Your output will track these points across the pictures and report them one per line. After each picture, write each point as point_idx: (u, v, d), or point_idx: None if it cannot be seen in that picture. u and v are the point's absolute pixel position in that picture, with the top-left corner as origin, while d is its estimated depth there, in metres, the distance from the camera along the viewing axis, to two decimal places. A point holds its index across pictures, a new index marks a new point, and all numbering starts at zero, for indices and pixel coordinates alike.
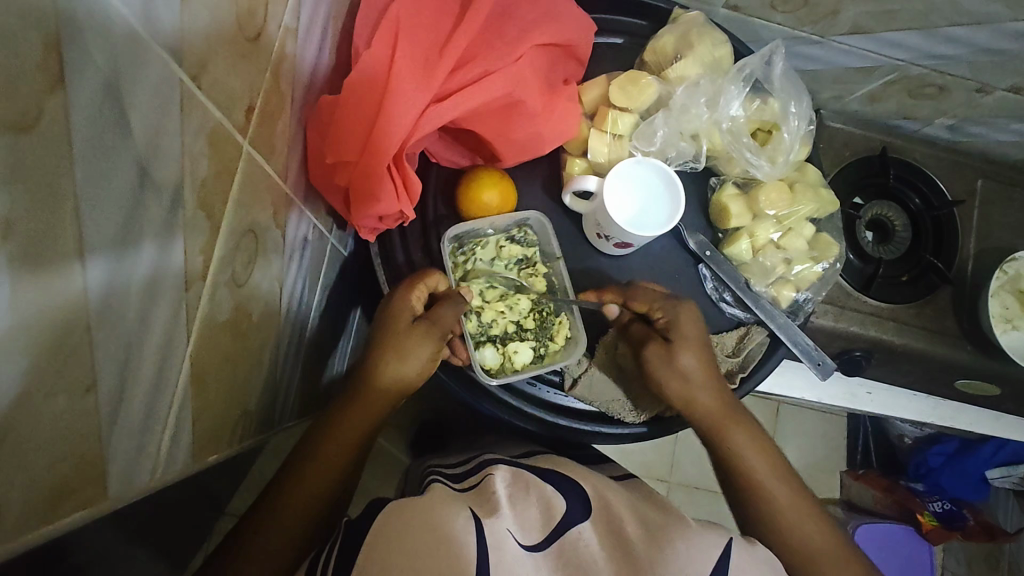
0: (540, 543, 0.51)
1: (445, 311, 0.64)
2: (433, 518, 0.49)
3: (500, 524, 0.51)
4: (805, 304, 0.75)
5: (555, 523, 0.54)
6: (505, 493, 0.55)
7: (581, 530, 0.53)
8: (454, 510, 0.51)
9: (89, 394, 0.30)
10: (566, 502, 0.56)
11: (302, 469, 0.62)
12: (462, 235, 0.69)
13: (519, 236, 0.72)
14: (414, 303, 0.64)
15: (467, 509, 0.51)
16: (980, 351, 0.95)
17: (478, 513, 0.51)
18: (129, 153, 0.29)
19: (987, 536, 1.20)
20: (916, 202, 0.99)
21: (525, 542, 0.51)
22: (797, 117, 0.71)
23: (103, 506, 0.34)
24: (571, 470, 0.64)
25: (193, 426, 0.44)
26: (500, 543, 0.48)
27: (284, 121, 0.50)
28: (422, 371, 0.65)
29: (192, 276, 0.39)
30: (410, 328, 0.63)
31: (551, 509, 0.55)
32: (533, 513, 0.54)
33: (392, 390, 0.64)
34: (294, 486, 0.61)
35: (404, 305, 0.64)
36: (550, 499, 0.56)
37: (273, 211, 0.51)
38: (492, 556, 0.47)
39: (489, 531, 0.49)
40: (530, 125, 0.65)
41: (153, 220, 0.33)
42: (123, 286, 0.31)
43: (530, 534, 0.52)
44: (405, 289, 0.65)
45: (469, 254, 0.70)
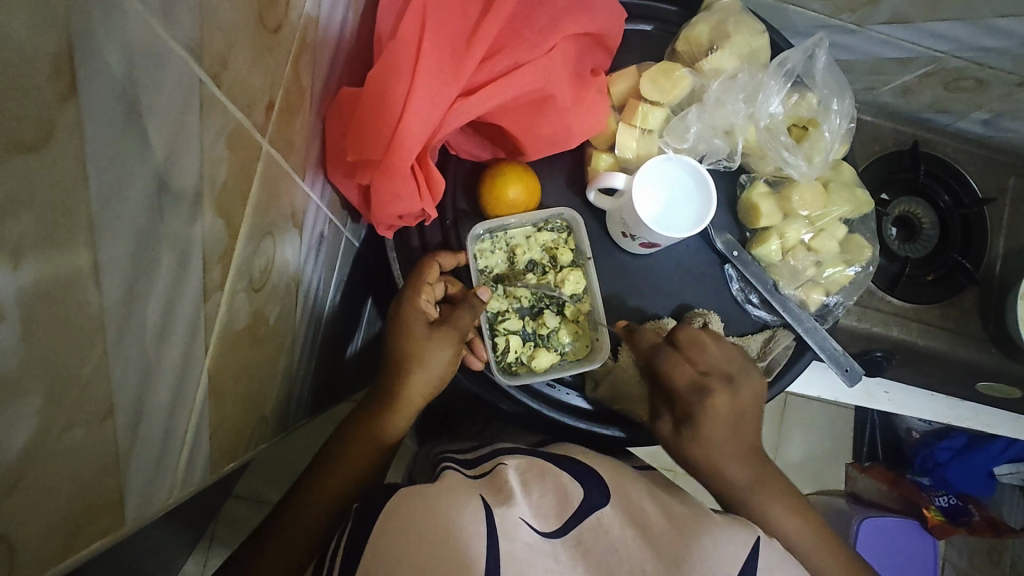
0: (556, 530, 0.48)
1: (462, 316, 0.63)
2: (440, 507, 0.46)
3: (513, 512, 0.47)
4: (834, 308, 0.73)
5: (571, 511, 0.50)
6: (518, 477, 0.52)
7: (601, 517, 0.50)
8: (464, 497, 0.47)
9: (108, 421, 0.28)
10: (584, 489, 0.53)
11: (327, 470, 0.60)
12: (491, 230, 0.67)
13: (552, 232, 0.69)
14: (425, 307, 0.62)
15: (477, 497, 0.48)
16: (1005, 354, 0.91)
17: (489, 500, 0.48)
18: (147, 162, 0.27)
19: (992, 531, 1.17)
20: (945, 199, 0.95)
21: (542, 530, 0.47)
22: (839, 114, 0.69)
23: (125, 530, 0.32)
24: (590, 456, 0.61)
25: (211, 435, 0.42)
26: (510, 532, 0.45)
27: (304, 117, 0.48)
28: (440, 378, 0.63)
29: (211, 286, 0.36)
30: (425, 334, 0.61)
31: (567, 495, 0.52)
32: (550, 500, 0.51)
33: (410, 397, 0.62)
34: (312, 492, 0.59)
35: (416, 308, 0.62)
36: (565, 485, 0.53)
37: (290, 209, 0.49)
38: (502, 546, 0.44)
39: (498, 521, 0.45)
40: (559, 120, 0.62)
41: (172, 231, 0.30)
42: (142, 305, 0.29)
43: (546, 521, 0.48)
44: (413, 291, 0.62)
45: (497, 247, 0.68)
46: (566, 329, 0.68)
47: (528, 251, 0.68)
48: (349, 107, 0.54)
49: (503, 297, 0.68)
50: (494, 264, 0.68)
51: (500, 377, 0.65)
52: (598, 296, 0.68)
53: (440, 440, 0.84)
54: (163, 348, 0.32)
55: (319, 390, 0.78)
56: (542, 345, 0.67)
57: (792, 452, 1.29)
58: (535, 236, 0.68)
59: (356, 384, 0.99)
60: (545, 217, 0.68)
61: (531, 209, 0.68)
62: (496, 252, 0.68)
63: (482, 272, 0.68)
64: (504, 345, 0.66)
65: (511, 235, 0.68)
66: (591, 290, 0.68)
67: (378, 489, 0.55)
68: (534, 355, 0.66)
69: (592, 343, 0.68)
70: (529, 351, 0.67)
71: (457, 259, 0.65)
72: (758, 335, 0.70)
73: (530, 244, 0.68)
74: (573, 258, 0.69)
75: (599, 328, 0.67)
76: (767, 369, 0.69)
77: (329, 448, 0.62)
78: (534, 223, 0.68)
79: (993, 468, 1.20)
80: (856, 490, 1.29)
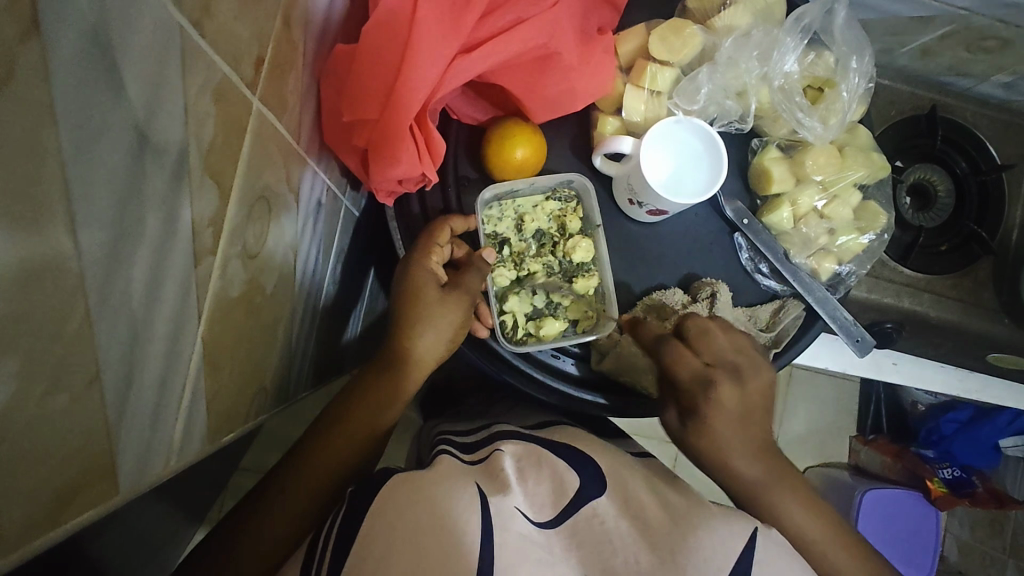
0: (550, 520, 0.48)
1: (470, 278, 0.62)
2: (434, 496, 0.45)
3: (507, 502, 0.46)
4: (847, 277, 0.71)
5: (567, 499, 0.49)
6: (514, 466, 0.52)
7: (597, 507, 0.49)
8: (460, 485, 0.47)
9: (95, 386, 0.27)
10: (580, 476, 0.52)
11: (330, 434, 0.60)
12: (500, 195, 0.66)
13: (562, 200, 0.68)
14: (435, 269, 0.61)
15: (473, 484, 0.47)
16: (1018, 326, 0.89)
17: (484, 488, 0.47)
18: (124, 113, 0.25)
19: (995, 503, 1.20)
20: (962, 165, 0.92)
21: (536, 520, 0.47)
22: (858, 73, 0.66)
23: (118, 498, 0.31)
24: (589, 442, 0.60)
25: (208, 405, 0.41)
26: (505, 523, 0.44)
27: (297, 74, 0.46)
28: (449, 343, 0.62)
29: (201, 251, 0.35)
30: (437, 297, 0.61)
31: (563, 483, 0.51)
32: (544, 490, 0.50)
33: (419, 360, 0.62)
34: (315, 454, 0.58)
35: (426, 272, 0.61)
36: (562, 473, 0.52)
37: (286, 175, 0.47)
38: (496, 538, 0.43)
39: (494, 511, 0.45)
40: (563, 80, 0.60)
41: (156, 189, 0.29)
42: (127, 267, 0.28)
43: (541, 511, 0.48)
44: (423, 253, 0.61)
45: (506, 214, 0.66)
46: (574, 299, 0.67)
47: (536, 220, 0.67)
48: (343, 67, 0.52)
49: (510, 265, 0.66)
50: (503, 231, 0.66)
51: (507, 345, 0.64)
52: (607, 265, 0.67)
53: (443, 415, 0.82)
54: (152, 312, 0.31)
55: (321, 361, 0.77)
56: (549, 316, 0.66)
57: (796, 424, 1.29)
58: (544, 204, 0.67)
59: (358, 357, 0.98)
60: (556, 184, 0.67)
61: (532, 172, 0.65)
62: (504, 218, 0.66)
63: (490, 238, 0.66)
64: (510, 312, 0.65)
65: (519, 203, 0.67)
66: (600, 260, 0.67)
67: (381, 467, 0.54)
68: (541, 323, 0.65)
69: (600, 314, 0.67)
70: (536, 321, 0.65)
71: (469, 225, 0.63)
72: (767, 305, 0.69)
73: (540, 212, 0.67)
74: (583, 227, 0.68)
75: (607, 298, 0.66)
76: (774, 341, 0.67)
77: (334, 409, 0.62)
78: (544, 191, 0.67)
79: (997, 441, 1.19)
80: (859, 462, 1.28)
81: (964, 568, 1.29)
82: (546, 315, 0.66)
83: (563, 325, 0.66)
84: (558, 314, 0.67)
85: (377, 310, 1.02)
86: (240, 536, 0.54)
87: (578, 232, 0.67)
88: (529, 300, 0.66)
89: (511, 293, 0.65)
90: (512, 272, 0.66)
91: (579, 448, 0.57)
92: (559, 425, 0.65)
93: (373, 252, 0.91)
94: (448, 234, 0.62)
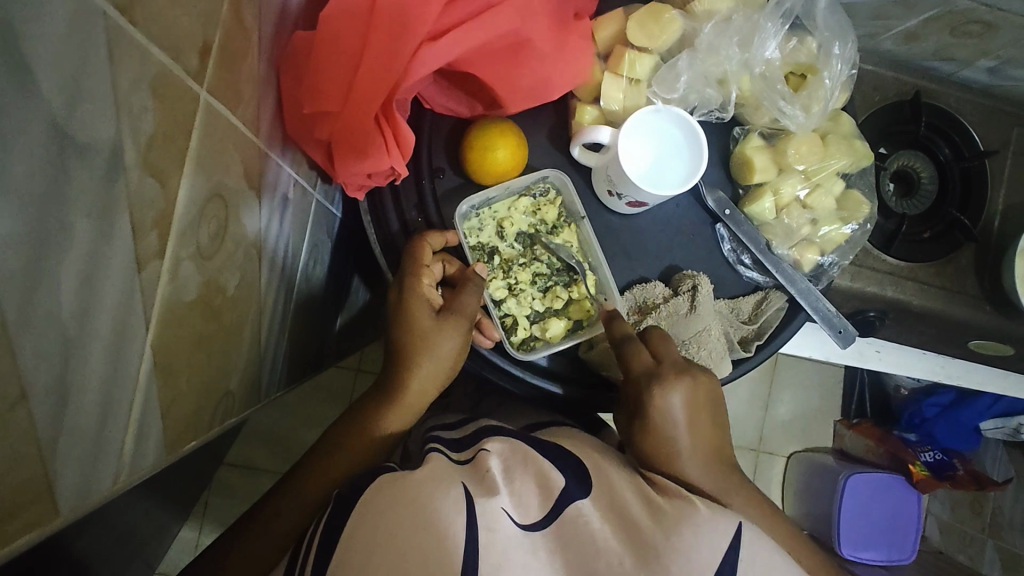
0: (538, 521, 0.46)
1: (467, 299, 0.59)
2: (420, 498, 0.44)
3: (493, 503, 0.45)
4: (829, 268, 0.70)
5: (554, 499, 0.48)
6: (501, 465, 0.50)
7: (581, 507, 0.47)
8: (446, 485, 0.46)
9: (20, 407, 0.25)
10: (566, 477, 0.50)
11: (324, 458, 0.58)
12: (476, 206, 0.64)
13: (540, 195, 0.66)
14: (428, 291, 0.59)
15: (458, 485, 0.46)
16: (999, 312, 0.89)
17: (470, 489, 0.46)
18: (35, 110, 0.23)
19: (977, 486, 1.15)
20: (945, 151, 0.92)
21: (523, 521, 0.45)
22: (840, 59, 0.64)
23: (59, 520, 0.29)
24: (574, 441, 0.58)
25: (163, 415, 0.39)
26: (491, 524, 0.43)
27: (251, 63, 0.43)
28: (451, 367, 0.60)
29: (146, 255, 0.33)
30: (433, 324, 0.58)
31: (549, 483, 0.49)
32: (530, 491, 0.48)
33: (420, 388, 0.60)
34: (308, 480, 0.57)
35: (419, 296, 0.58)
36: (548, 472, 0.51)
37: (244, 170, 0.45)
38: (481, 538, 0.42)
39: (479, 511, 0.44)
40: (538, 69, 0.58)
41: (84, 192, 0.27)
42: (52, 278, 0.25)
43: (528, 511, 0.46)
44: (414, 275, 0.59)
45: (486, 223, 0.64)
46: (575, 296, 0.65)
47: (515, 222, 0.65)
48: (303, 55, 0.50)
49: (501, 272, 0.64)
50: (486, 240, 0.65)
51: (517, 355, 0.63)
52: (601, 256, 0.65)
53: None
54: (87, 324, 0.29)
55: (298, 358, 0.75)
56: (552, 316, 0.65)
57: (781, 411, 1.29)
58: (524, 206, 0.65)
59: (338, 352, 0.96)
60: (530, 182, 0.64)
61: (515, 173, 0.64)
62: (485, 226, 0.65)
63: (475, 251, 0.64)
64: (513, 319, 0.64)
65: (496, 208, 0.65)
66: (591, 251, 0.65)
67: (363, 473, 0.53)
68: (545, 327, 0.64)
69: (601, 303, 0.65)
70: (543, 324, 0.64)
71: (446, 238, 0.61)
72: (749, 296, 0.68)
73: (521, 215, 0.65)
74: (566, 219, 0.66)
75: (607, 289, 0.65)
76: (757, 333, 0.66)
77: (330, 434, 0.60)
78: (518, 190, 0.65)
79: (979, 423, 1.19)
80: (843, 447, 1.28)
81: (944, 547, 1.31)
82: (549, 316, 0.64)
83: (567, 323, 0.65)
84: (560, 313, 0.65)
85: (359, 304, 1.00)
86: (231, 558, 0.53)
87: (563, 228, 0.65)
88: (530, 304, 0.65)
89: (511, 302, 0.64)
90: (505, 278, 0.64)
91: (565, 449, 0.56)
92: (547, 424, 0.63)
93: (350, 245, 0.89)
94: (429, 252, 0.60)
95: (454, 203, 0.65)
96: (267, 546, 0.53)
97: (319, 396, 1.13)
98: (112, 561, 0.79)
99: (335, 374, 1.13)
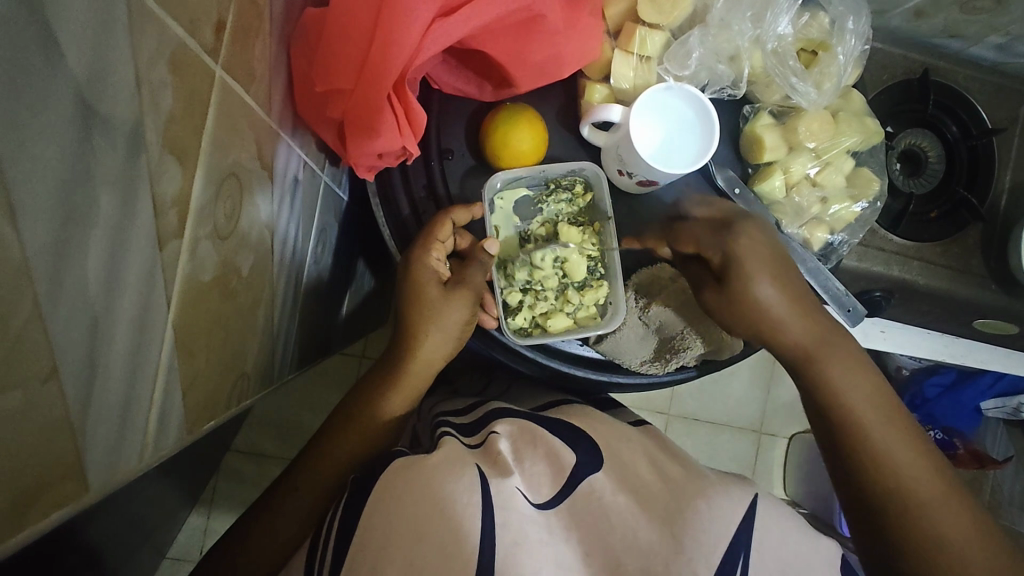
0: (550, 500, 0.47)
1: (473, 273, 0.60)
2: (435, 480, 0.44)
3: (508, 483, 0.45)
4: (838, 246, 0.70)
5: (565, 478, 0.48)
6: (510, 448, 0.50)
7: (594, 484, 0.48)
8: (461, 467, 0.46)
9: (52, 382, 0.25)
10: (576, 454, 0.51)
11: (336, 434, 0.58)
12: (509, 183, 0.64)
13: (567, 188, 0.66)
14: (436, 265, 0.59)
15: (473, 466, 0.46)
16: (1005, 291, 0.89)
17: (485, 470, 0.46)
18: (64, 84, 0.23)
19: (975, 464, 1.19)
20: (953, 129, 0.91)
21: (536, 500, 0.46)
22: (853, 35, 0.64)
23: (89, 497, 0.30)
24: (586, 419, 0.59)
25: (184, 395, 0.39)
26: (507, 502, 0.43)
27: (262, 41, 0.43)
28: (457, 337, 0.61)
29: (166, 233, 0.33)
30: (440, 295, 0.59)
31: (559, 461, 0.50)
32: (541, 469, 0.49)
33: (429, 359, 0.60)
34: (321, 457, 0.57)
35: (427, 269, 0.59)
36: (557, 450, 0.51)
37: (257, 150, 0.45)
38: (497, 518, 0.42)
39: (495, 490, 0.44)
40: (550, 45, 0.58)
41: (108, 168, 0.26)
42: (78, 255, 0.25)
43: (540, 491, 0.47)
44: (422, 249, 0.58)
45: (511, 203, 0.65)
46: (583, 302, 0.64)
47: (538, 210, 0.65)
48: (315, 31, 0.50)
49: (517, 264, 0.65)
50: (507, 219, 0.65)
51: (512, 337, 0.63)
52: (616, 253, 0.65)
53: (434, 391, 0.79)
54: (112, 301, 0.29)
55: (308, 341, 0.75)
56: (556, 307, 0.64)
57: None
58: (549, 195, 0.65)
59: (345, 336, 0.97)
60: (560, 175, 0.65)
61: (535, 162, 0.63)
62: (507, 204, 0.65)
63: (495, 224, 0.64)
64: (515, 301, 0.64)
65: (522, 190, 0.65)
66: (607, 245, 0.65)
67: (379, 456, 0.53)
68: (546, 320, 0.64)
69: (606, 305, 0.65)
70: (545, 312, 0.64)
71: (472, 213, 0.60)
72: None
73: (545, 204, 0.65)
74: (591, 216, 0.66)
75: (615, 292, 0.65)
76: None
77: (342, 410, 0.61)
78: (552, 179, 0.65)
79: (980, 403, 1.19)
80: None
81: None
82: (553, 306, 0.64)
83: (569, 320, 0.64)
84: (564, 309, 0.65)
85: (366, 287, 1.00)
86: (250, 538, 0.53)
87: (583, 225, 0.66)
88: (535, 292, 0.64)
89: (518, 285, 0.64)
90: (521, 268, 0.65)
91: (574, 426, 0.56)
92: (559, 405, 0.64)
93: (355, 229, 0.88)
94: (450, 227, 0.60)
95: (463, 184, 0.65)
96: (284, 526, 0.53)
97: (325, 381, 1.13)
98: (126, 542, 0.80)
99: (340, 359, 1.13)
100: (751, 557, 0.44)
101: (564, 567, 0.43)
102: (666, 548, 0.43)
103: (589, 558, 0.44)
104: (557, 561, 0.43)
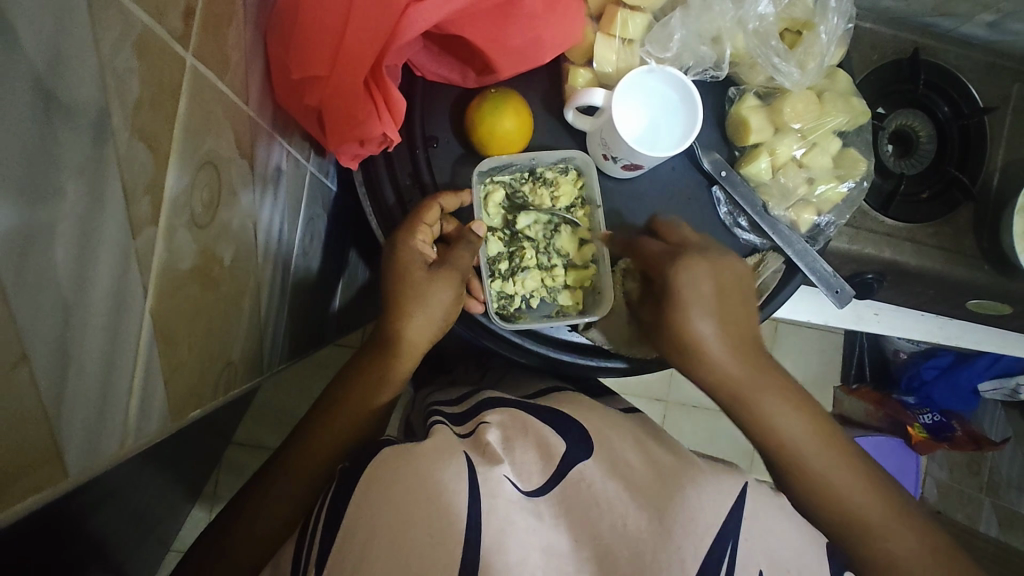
0: (538, 488, 0.47)
1: (461, 253, 0.61)
2: (420, 469, 0.44)
3: (495, 471, 0.45)
4: (826, 228, 0.69)
5: (555, 466, 0.49)
6: (501, 436, 0.50)
7: (584, 472, 0.48)
8: (450, 455, 0.46)
9: (22, 367, 0.25)
10: (566, 443, 0.51)
11: (324, 418, 0.59)
12: (494, 168, 0.64)
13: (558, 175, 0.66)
14: (422, 248, 0.59)
15: (462, 454, 0.46)
16: (998, 272, 0.88)
17: (473, 458, 0.46)
18: (24, 73, 0.23)
19: (974, 445, 1.14)
20: (944, 109, 0.91)
21: (524, 489, 0.46)
22: (837, 13, 0.63)
23: (67, 484, 0.30)
24: (578, 407, 0.59)
25: (166, 385, 0.39)
26: (494, 491, 0.44)
27: (236, 29, 0.43)
28: (441, 321, 0.61)
29: (139, 222, 0.33)
30: (425, 277, 0.59)
31: (550, 449, 0.50)
32: (531, 457, 0.49)
33: (414, 342, 0.61)
34: (309, 442, 0.58)
35: (412, 252, 0.59)
36: (547, 438, 0.51)
37: (235, 140, 0.45)
38: (484, 508, 0.43)
39: (482, 479, 0.44)
40: (530, 29, 0.57)
41: (72, 152, 0.27)
42: (45, 240, 0.25)
43: (528, 479, 0.47)
44: (407, 232, 0.59)
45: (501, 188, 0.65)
46: (568, 278, 0.66)
47: (529, 196, 0.66)
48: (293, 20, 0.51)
49: (506, 250, 0.66)
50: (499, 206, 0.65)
51: (499, 321, 0.64)
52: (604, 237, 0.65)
53: (433, 380, 0.80)
54: (84, 288, 0.29)
55: (299, 333, 0.76)
56: (542, 294, 0.67)
57: None
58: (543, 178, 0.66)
59: (340, 328, 0.97)
60: (549, 161, 0.65)
61: (521, 148, 0.63)
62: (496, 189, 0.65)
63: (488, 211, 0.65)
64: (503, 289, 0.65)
65: (510, 176, 0.65)
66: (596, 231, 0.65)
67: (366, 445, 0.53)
68: (533, 298, 0.66)
69: (593, 292, 0.67)
70: (534, 296, 0.66)
71: (460, 200, 0.61)
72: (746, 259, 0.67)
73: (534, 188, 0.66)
74: (583, 203, 0.66)
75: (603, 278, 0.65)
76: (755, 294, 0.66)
77: (330, 393, 0.61)
78: (543, 165, 0.66)
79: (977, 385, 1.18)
80: (844, 412, 1.27)
81: (942, 507, 1.30)
82: (540, 293, 0.66)
83: (553, 306, 0.67)
84: (553, 295, 0.67)
85: (359, 279, 1.00)
86: (235, 521, 0.54)
87: (573, 207, 0.66)
88: (526, 282, 0.66)
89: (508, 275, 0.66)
90: (507, 243, 0.66)
91: (563, 413, 0.56)
92: (549, 393, 0.64)
93: (345, 220, 0.88)
94: (436, 213, 0.60)
95: (450, 172, 0.65)
96: (270, 511, 0.54)
97: (321, 373, 1.13)
98: (129, 537, 0.81)
99: (336, 351, 1.13)
100: (740, 547, 0.45)
101: (553, 551, 0.43)
102: (657, 538, 0.43)
103: (577, 541, 0.44)
104: (544, 544, 0.43)
